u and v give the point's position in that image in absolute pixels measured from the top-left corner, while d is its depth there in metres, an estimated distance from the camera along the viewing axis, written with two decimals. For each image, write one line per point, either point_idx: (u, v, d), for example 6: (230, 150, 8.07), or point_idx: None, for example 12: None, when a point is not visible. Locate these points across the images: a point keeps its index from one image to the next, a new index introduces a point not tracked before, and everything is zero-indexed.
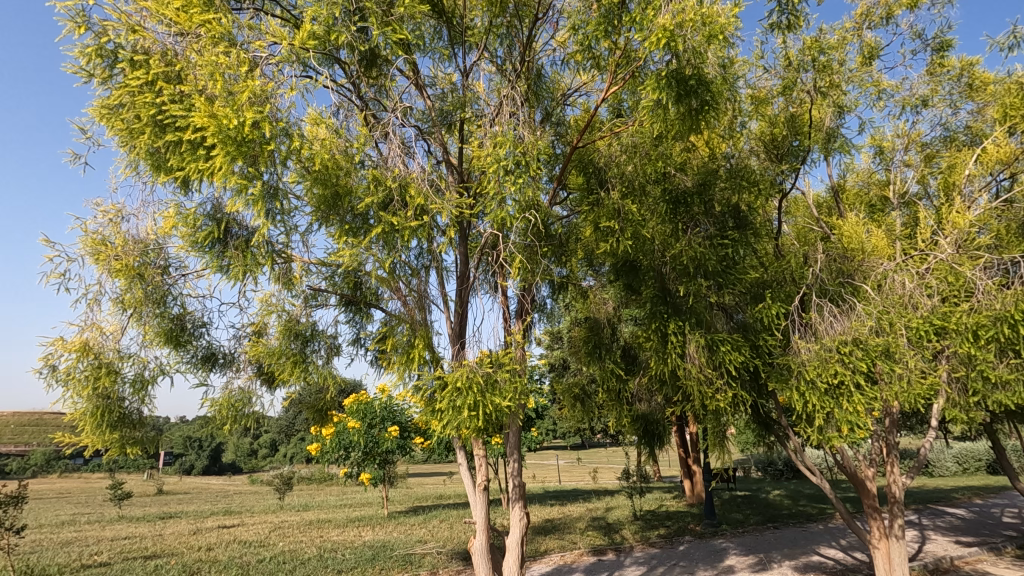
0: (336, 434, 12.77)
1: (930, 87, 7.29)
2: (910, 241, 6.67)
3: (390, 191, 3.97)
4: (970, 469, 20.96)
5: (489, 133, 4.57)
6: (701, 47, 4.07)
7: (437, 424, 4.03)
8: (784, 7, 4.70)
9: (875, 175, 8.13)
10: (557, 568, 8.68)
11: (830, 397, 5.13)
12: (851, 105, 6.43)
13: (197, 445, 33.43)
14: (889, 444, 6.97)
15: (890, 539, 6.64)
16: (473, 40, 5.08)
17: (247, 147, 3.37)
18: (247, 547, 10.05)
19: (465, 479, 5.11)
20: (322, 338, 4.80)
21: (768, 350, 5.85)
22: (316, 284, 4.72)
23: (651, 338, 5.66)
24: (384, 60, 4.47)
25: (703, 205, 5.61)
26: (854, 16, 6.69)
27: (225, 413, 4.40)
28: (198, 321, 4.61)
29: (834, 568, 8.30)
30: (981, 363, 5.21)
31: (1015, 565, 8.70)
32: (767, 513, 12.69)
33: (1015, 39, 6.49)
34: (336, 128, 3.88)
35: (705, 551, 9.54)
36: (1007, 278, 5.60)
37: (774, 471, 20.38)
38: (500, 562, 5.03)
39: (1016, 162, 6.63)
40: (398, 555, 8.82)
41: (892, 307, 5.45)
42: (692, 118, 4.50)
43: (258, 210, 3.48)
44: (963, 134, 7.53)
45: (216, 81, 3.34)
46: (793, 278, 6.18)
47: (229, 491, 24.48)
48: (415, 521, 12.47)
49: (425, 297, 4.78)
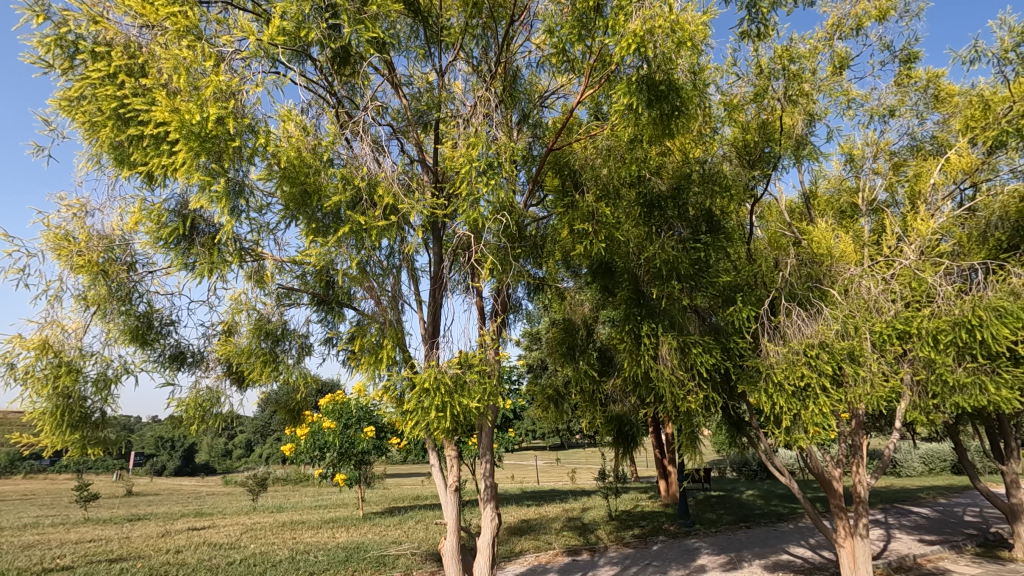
0: (312, 434, 12.67)
1: (898, 97, 7.41)
2: (877, 246, 6.83)
3: (359, 190, 3.94)
4: (936, 469, 21.56)
5: (463, 134, 4.56)
6: (672, 53, 4.12)
7: (406, 425, 4.00)
8: (754, 16, 4.79)
9: (846, 182, 8.31)
10: (531, 569, 8.69)
11: (797, 400, 5.24)
12: (822, 113, 6.59)
13: (169, 445, 32.79)
14: (855, 445, 7.12)
15: (855, 537, 6.78)
16: (449, 41, 5.04)
17: (212, 143, 3.32)
18: (217, 550, 9.88)
19: (437, 480, 5.06)
20: (293, 338, 4.72)
21: (739, 353, 5.95)
22: (288, 283, 4.66)
23: (625, 339, 5.72)
24: (357, 59, 4.43)
25: (677, 209, 5.67)
26: (825, 26, 6.86)
27: (192, 412, 4.27)
28: (165, 319, 4.51)
29: (803, 567, 8.45)
30: (941, 366, 5.38)
31: (973, 563, 8.97)
32: (739, 513, 12.88)
33: (976, 53, 6.71)
34: (305, 125, 3.86)
35: (678, 551, 9.64)
36: (966, 285, 5.78)
37: (748, 471, 20.72)
38: (471, 564, 5.00)
39: (978, 172, 6.85)
40: (371, 557, 8.75)
41: (857, 311, 5.59)
42: (664, 123, 4.60)
43: (223, 208, 3.41)
44: (929, 143, 7.77)
45: (181, 75, 3.29)
46: (764, 281, 6.24)
47: (201, 492, 23.95)
48: (390, 522, 12.36)
49: (399, 297, 4.78)
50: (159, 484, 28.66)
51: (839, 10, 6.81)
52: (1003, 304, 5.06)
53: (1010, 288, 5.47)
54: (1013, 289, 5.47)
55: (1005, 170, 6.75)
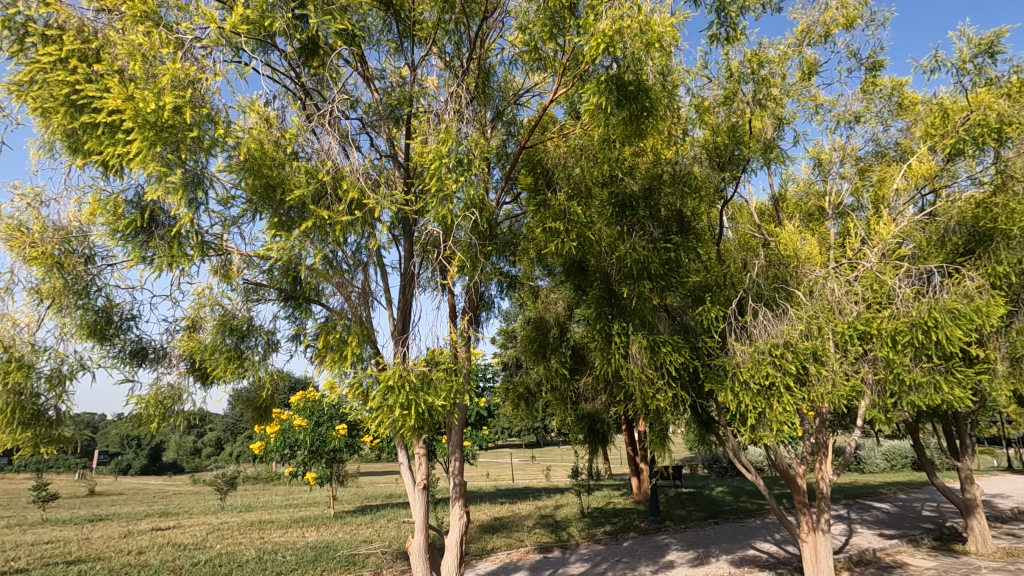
0: (281, 433, 12.40)
1: (863, 104, 7.61)
2: (842, 249, 6.98)
3: (323, 183, 3.89)
4: (897, 466, 22.32)
5: (434, 130, 4.48)
6: (641, 54, 4.15)
7: (371, 423, 3.94)
8: (723, 20, 4.85)
9: (814, 185, 8.51)
10: (502, 567, 8.65)
11: (761, 398, 5.34)
12: (790, 118, 6.72)
13: (135, 444, 32.01)
14: (819, 442, 7.28)
15: (817, 533, 6.94)
16: (422, 34, 4.96)
17: (168, 133, 3.23)
18: (181, 550, 9.66)
19: (405, 478, 5.01)
20: (259, 334, 4.61)
21: (707, 352, 6.02)
22: (255, 278, 4.51)
23: (596, 338, 5.78)
24: (326, 51, 4.37)
25: (649, 209, 5.72)
26: (795, 32, 7.01)
27: (152, 410, 4.11)
28: (126, 314, 4.33)
29: (767, 562, 8.63)
30: (899, 365, 5.56)
31: (929, 556, 9.29)
32: (708, 509, 13.11)
33: (936, 63, 6.93)
34: (269, 117, 3.80)
35: (648, 547, 9.78)
36: (924, 287, 6.00)
37: (718, 468, 21.12)
38: (439, 563, 4.96)
39: (939, 179, 7.07)
40: (341, 556, 8.66)
41: (821, 311, 5.70)
42: (634, 123, 4.64)
43: (179, 199, 3.31)
44: (893, 150, 8.00)
45: (136, 62, 3.20)
46: (733, 282, 6.35)
47: (168, 492, 23.32)
48: (361, 521, 12.23)
49: (369, 294, 4.76)
50: (124, 483, 27.87)
51: (808, 16, 6.94)
52: (956, 307, 5.31)
53: (964, 291, 5.70)
54: (965, 292, 5.75)
55: (963, 177, 6.96)
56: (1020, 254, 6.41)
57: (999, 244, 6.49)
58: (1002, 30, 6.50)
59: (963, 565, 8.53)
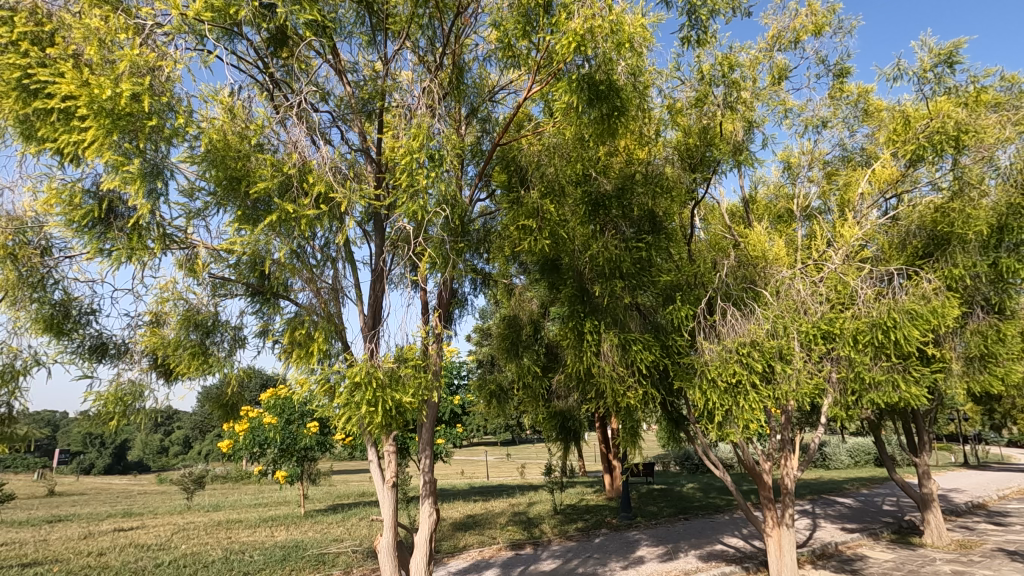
0: (250, 430, 12.07)
1: (831, 109, 7.80)
2: (808, 251, 7.14)
3: (289, 176, 3.80)
4: (861, 462, 23.02)
5: (404, 125, 4.42)
6: (612, 53, 4.18)
7: (338, 419, 3.90)
8: (694, 22, 4.89)
9: (784, 188, 8.70)
10: (474, 565, 8.65)
11: (728, 396, 5.45)
12: (760, 121, 6.84)
13: (98, 443, 31.07)
14: (784, 439, 7.45)
15: (782, 527, 7.09)
16: (395, 28, 4.91)
17: (126, 121, 3.14)
18: (144, 551, 9.40)
19: (374, 475, 4.95)
20: (225, 330, 4.51)
21: (677, 350, 6.11)
22: (222, 273, 4.40)
23: (568, 336, 5.82)
24: (296, 41, 4.31)
25: (622, 209, 5.71)
26: (766, 38, 7.16)
27: (111, 408, 3.94)
28: (85, 308, 4.14)
29: (734, 556, 8.80)
30: (859, 364, 5.72)
31: (888, 548, 9.61)
32: (678, 505, 13.31)
33: (899, 71, 7.15)
34: (234, 108, 3.72)
35: (619, 543, 9.88)
36: (885, 288, 6.17)
37: (690, 465, 21.48)
38: (408, 561, 4.92)
39: (901, 184, 7.29)
40: (310, 555, 8.54)
41: (786, 311, 5.81)
42: (605, 123, 4.65)
43: (137, 189, 3.19)
44: (858, 154, 8.23)
45: (92, 47, 3.11)
46: (703, 281, 6.41)
47: (132, 493, 22.62)
48: (333, 519, 12.09)
49: (340, 290, 4.70)
50: (86, 483, 27.04)
51: (779, 22, 7.09)
52: (914, 308, 5.50)
53: (922, 292, 5.91)
54: (923, 293, 5.98)
55: (924, 183, 7.16)
56: (976, 257, 6.64)
57: (955, 247, 6.69)
58: (961, 41, 6.73)
59: (919, 557, 8.84)
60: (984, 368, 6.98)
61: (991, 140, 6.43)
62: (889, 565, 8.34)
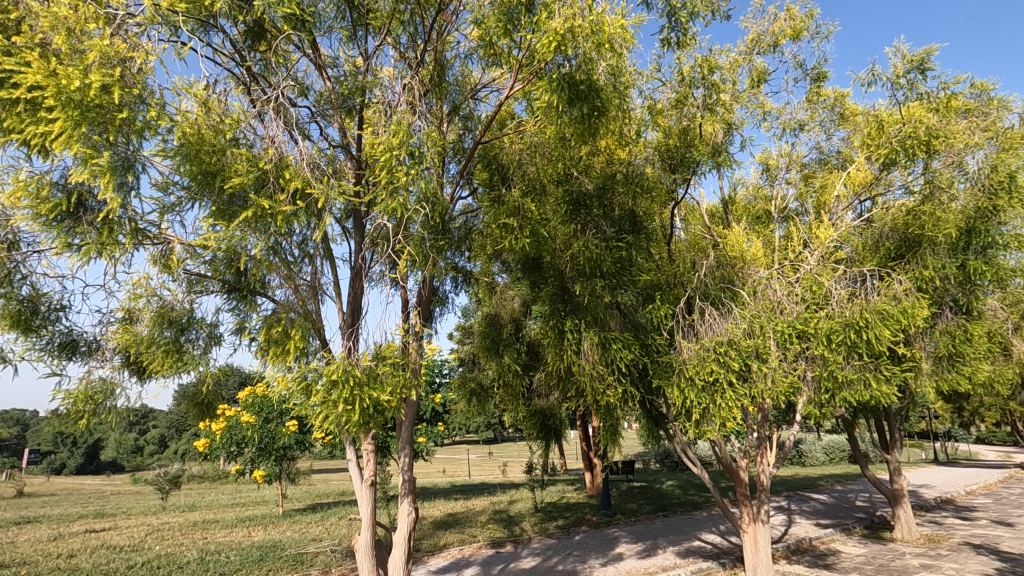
0: (227, 430, 11.79)
1: (808, 113, 7.96)
2: (785, 251, 7.25)
3: (265, 172, 3.75)
4: (835, 459, 23.51)
5: (384, 121, 4.38)
6: (592, 54, 4.21)
7: (315, 417, 3.85)
8: (674, 24, 4.94)
9: (763, 190, 8.83)
10: (454, 564, 8.63)
11: (705, 394, 5.52)
12: (739, 123, 6.94)
13: (70, 442, 30.38)
14: (760, 437, 7.57)
15: (757, 523, 7.20)
16: (375, 24, 4.87)
17: (95, 113, 3.06)
18: (117, 553, 9.20)
19: (353, 474, 4.91)
20: (200, 327, 4.44)
21: (656, 349, 6.17)
22: (197, 269, 4.32)
23: (549, 335, 5.83)
24: (273, 34, 4.24)
25: (603, 208, 5.74)
26: (746, 41, 7.26)
27: (80, 406, 3.83)
28: (54, 304, 4.01)
29: (711, 552, 8.92)
30: (833, 363, 5.83)
31: (860, 543, 9.83)
32: (657, 503, 13.45)
33: (873, 77, 7.30)
34: (209, 101, 3.66)
35: (599, 540, 9.95)
36: (859, 288, 6.30)
37: (670, 463, 21.73)
38: (386, 561, 4.87)
39: (875, 187, 7.46)
40: (287, 555, 8.45)
41: (763, 311, 5.88)
42: (585, 122, 4.66)
43: (106, 183, 3.11)
44: (834, 158, 8.39)
45: (60, 36, 3.03)
46: (682, 280, 6.48)
47: (104, 493, 22.12)
48: (312, 519, 11.99)
49: (318, 287, 4.65)
50: (56, 483, 26.39)
51: (759, 26, 7.18)
52: (885, 308, 5.64)
53: (893, 293, 6.05)
54: (894, 294, 6.12)
55: (898, 186, 7.32)
56: (945, 259, 6.82)
57: (925, 249, 6.86)
58: (933, 48, 6.89)
59: (889, 551, 9.06)
60: (952, 367, 7.18)
61: (961, 145, 6.63)
62: (860, 560, 8.52)
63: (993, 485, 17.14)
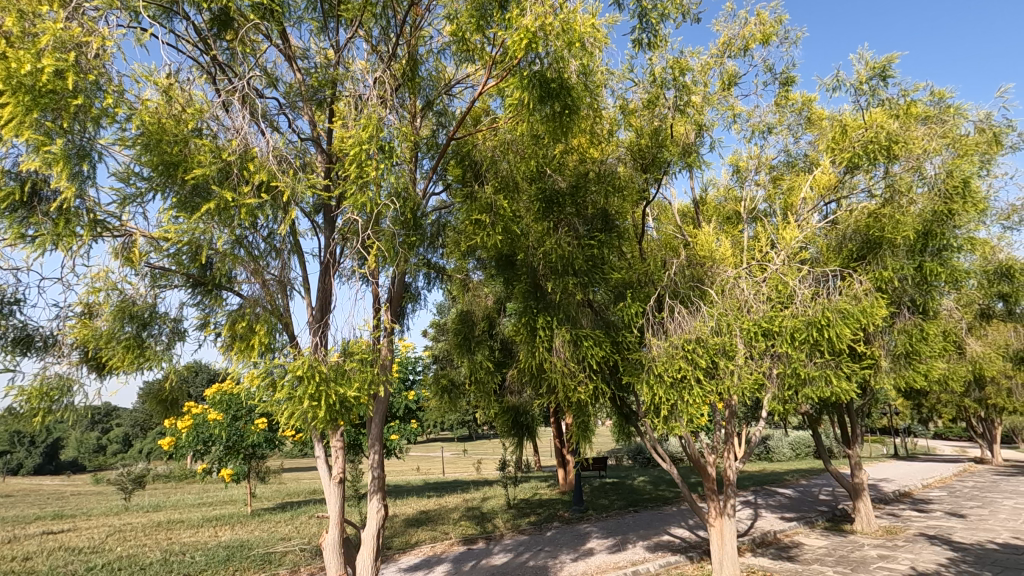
0: (194, 428, 11.54)
1: (776, 116, 8.12)
2: (753, 251, 7.41)
3: (228, 163, 3.67)
4: (802, 455, 24.16)
5: (354, 114, 4.33)
6: (563, 52, 4.22)
7: (281, 414, 3.80)
8: (646, 26, 4.98)
9: (733, 191, 9.00)
10: (425, 561, 8.62)
11: (674, 390, 5.61)
12: (710, 125, 7.05)
13: (28, 441, 29.29)
14: (728, 432, 7.73)
15: (724, 517, 7.36)
16: (347, 16, 4.81)
17: (49, 99, 2.95)
18: (75, 554, 8.91)
19: (321, 472, 4.82)
20: (163, 321, 4.32)
21: (626, 346, 6.26)
22: (161, 263, 4.19)
23: (521, 332, 5.86)
24: (241, 23, 4.15)
25: (575, 206, 5.88)
26: (717, 44, 7.38)
27: (35, 404, 3.68)
28: (7, 297, 3.81)
29: (679, 546, 9.10)
30: (796, 360, 5.97)
31: (822, 536, 10.14)
32: (629, 498, 13.63)
33: (838, 82, 7.51)
34: (171, 90, 3.56)
35: (570, 536, 10.06)
36: (821, 288, 6.49)
37: (643, 459, 22.04)
38: (354, 559, 4.82)
39: (840, 189, 7.68)
40: (255, 555, 8.31)
41: (730, 309, 6.01)
42: (557, 120, 4.68)
43: (60, 172, 3.00)
44: (801, 160, 8.64)
45: (9, 19, 2.92)
46: (653, 279, 6.57)
47: (64, 493, 21.38)
48: (281, 518, 11.78)
49: (287, 282, 4.56)
50: (13, 484, 25.44)
51: (729, 30, 7.31)
52: (845, 307, 5.81)
53: (854, 292, 6.25)
54: (855, 293, 6.32)
55: (860, 189, 7.55)
56: (903, 260, 7.06)
57: (885, 251, 7.09)
58: (894, 56, 7.12)
59: (849, 543, 9.36)
60: (909, 365, 7.44)
61: (919, 151, 6.91)
62: (822, 551, 8.81)
63: (947, 478, 17.85)
